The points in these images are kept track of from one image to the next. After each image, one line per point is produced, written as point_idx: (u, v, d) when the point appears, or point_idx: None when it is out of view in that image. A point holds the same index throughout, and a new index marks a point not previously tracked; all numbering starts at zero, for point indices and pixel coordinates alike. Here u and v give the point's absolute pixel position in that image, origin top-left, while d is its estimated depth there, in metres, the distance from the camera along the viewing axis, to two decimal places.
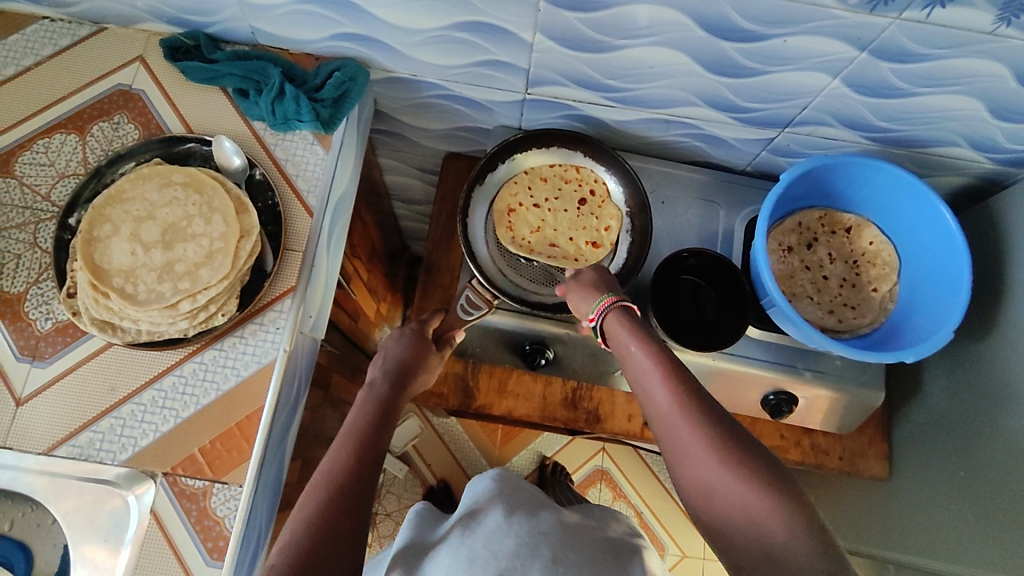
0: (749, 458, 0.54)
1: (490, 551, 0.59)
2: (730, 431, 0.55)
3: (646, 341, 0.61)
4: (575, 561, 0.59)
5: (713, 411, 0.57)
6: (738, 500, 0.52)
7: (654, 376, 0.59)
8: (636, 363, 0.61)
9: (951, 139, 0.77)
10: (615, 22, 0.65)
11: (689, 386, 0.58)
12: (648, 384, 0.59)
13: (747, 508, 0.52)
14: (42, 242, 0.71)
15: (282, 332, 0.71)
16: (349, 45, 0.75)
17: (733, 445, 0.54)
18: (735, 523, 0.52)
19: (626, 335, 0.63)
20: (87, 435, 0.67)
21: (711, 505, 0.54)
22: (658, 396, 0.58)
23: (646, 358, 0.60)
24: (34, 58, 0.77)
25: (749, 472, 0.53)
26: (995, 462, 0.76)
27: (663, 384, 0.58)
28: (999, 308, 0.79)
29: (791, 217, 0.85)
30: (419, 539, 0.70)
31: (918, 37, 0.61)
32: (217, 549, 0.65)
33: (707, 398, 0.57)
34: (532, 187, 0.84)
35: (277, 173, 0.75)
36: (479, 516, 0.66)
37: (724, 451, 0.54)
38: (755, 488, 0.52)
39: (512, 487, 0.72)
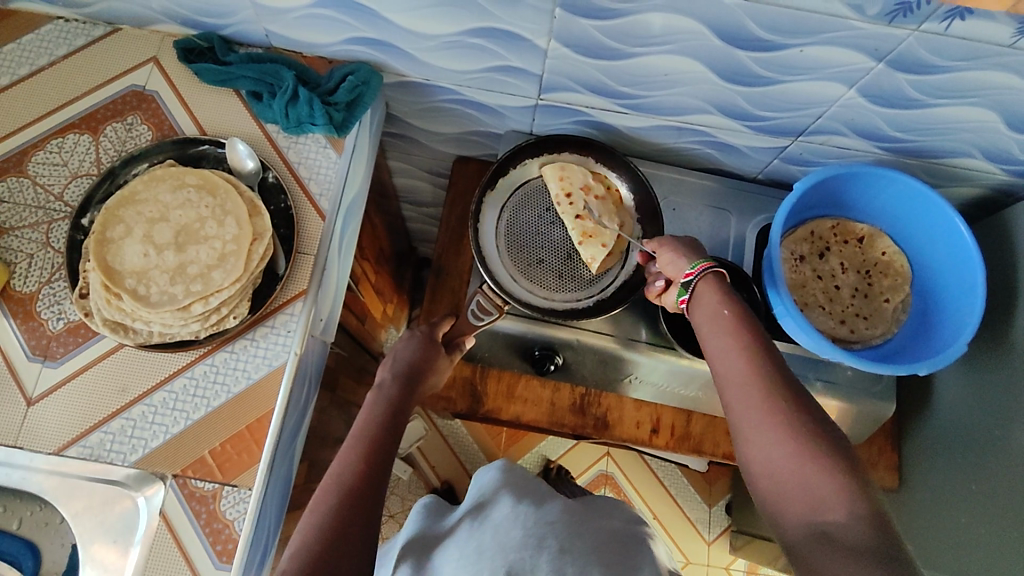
0: (819, 436, 0.52)
1: (498, 543, 0.59)
2: (804, 407, 0.54)
3: (728, 308, 0.60)
4: (582, 550, 0.59)
5: (789, 386, 0.55)
6: (800, 475, 0.51)
7: (731, 344, 0.58)
8: (714, 329, 0.60)
9: (965, 150, 0.76)
10: (631, 30, 0.65)
11: (767, 358, 0.56)
12: (727, 350, 0.58)
13: (809, 484, 0.50)
14: (55, 242, 0.72)
15: (293, 335, 0.70)
16: (362, 48, 0.75)
17: (809, 424, 0.52)
18: (793, 497, 0.51)
19: (707, 300, 0.61)
20: (98, 435, 0.67)
21: (771, 476, 0.53)
22: (732, 363, 0.57)
23: (725, 325, 0.59)
24: (48, 58, 0.77)
25: (816, 450, 0.51)
26: (1007, 474, 0.76)
27: (739, 353, 0.57)
28: (1012, 320, 0.78)
29: (803, 225, 0.84)
30: (426, 529, 0.70)
31: (936, 49, 0.61)
32: (226, 552, 0.65)
33: (786, 372, 0.56)
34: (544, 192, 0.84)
35: (289, 176, 0.75)
36: (487, 509, 0.66)
37: (798, 428, 0.52)
38: (821, 464, 0.50)
39: (519, 478, 0.72)
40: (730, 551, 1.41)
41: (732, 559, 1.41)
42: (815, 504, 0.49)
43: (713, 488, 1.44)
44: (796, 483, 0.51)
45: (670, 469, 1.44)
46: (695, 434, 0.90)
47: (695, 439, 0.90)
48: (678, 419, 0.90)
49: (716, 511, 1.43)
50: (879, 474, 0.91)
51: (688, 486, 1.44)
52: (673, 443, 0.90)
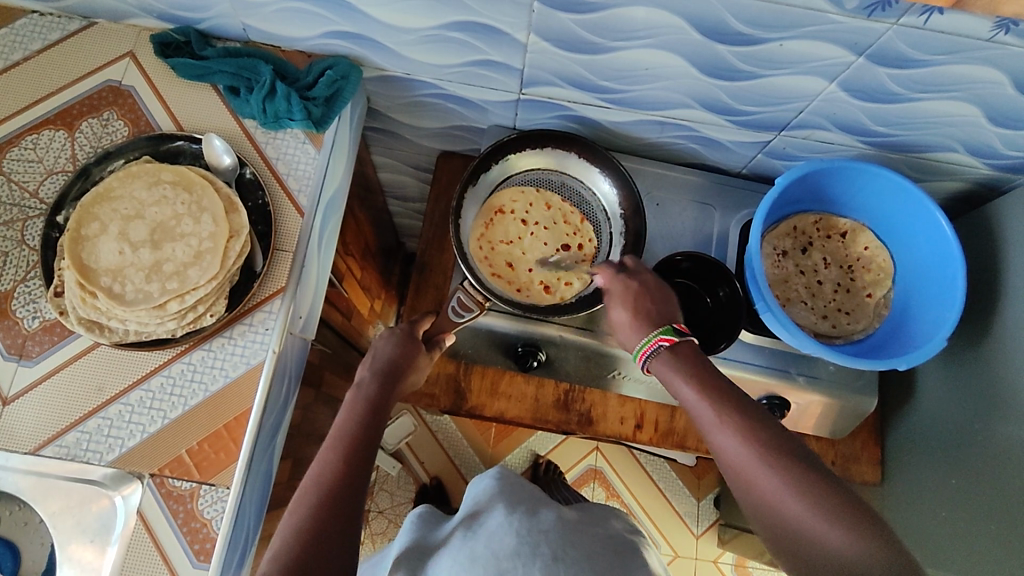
0: (813, 481, 0.55)
1: (491, 551, 0.59)
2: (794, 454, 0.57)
3: (696, 378, 0.63)
4: (574, 558, 0.59)
5: (775, 439, 0.58)
6: (817, 531, 0.52)
7: (707, 412, 0.61)
8: (687, 401, 0.63)
9: (948, 144, 0.76)
10: (610, 24, 0.64)
11: (746, 419, 0.59)
12: (710, 425, 0.61)
13: (809, 527, 0.53)
14: (30, 239, 0.71)
15: (271, 333, 0.70)
16: (341, 42, 0.74)
17: (806, 475, 0.55)
18: (799, 542, 0.54)
19: (672, 374, 0.64)
20: (74, 435, 0.66)
21: (778, 528, 0.55)
22: (714, 429, 0.60)
23: (695, 393, 0.62)
24: (22, 53, 0.76)
25: (812, 494, 0.54)
26: (986, 469, 0.76)
27: (718, 418, 0.60)
28: (993, 316, 0.78)
29: (786, 220, 0.84)
30: (422, 538, 0.69)
31: (916, 43, 0.61)
32: (204, 551, 0.65)
33: (774, 431, 0.58)
34: (533, 205, 0.85)
35: (268, 172, 0.75)
36: (481, 516, 0.66)
37: (798, 484, 0.54)
38: (817, 510, 0.53)
39: (513, 485, 0.72)
40: (718, 544, 1.41)
41: (720, 552, 1.41)
42: (821, 545, 0.52)
43: (701, 481, 1.45)
44: (805, 534, 0.53)
45: (659, 463, 1.45)
46: (679, 429, 0.90)
47: (679, 434, 0.90)
48: (662, 414, 0.90)
49: (705, 504, 1.44)
50: (863, 468, 0.92)
51: (676, 479, 1.44)
52: (657, 439, 0.90)
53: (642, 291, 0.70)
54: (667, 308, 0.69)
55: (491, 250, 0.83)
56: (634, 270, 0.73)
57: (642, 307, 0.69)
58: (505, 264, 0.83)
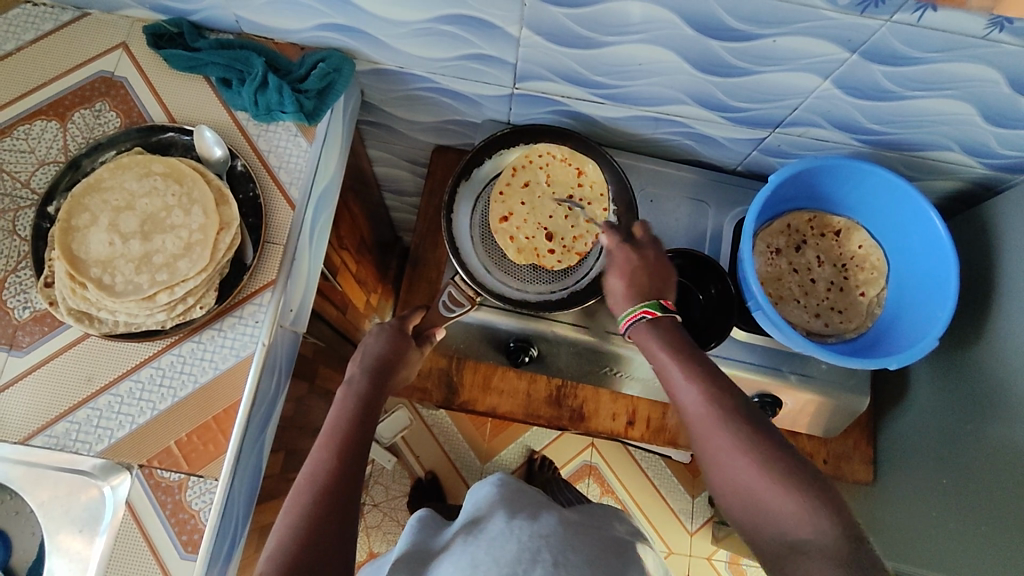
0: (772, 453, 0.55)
1: (493, 558, 0.58)
2: (757, 426, 0.57)
3: (671, 346, 0.63)
4: (575, 564, 0.59)
5: (740, 411, 0.58)
6: (772, 500, 0.53)
7: (679, 380, 0.61)
8: (660, 368, 0.63)
9: (943, 143, 0.76)
10: (603, 18, 0.64)
11: (713, 387, 0.59)
12: (679, 388, 0.61)
13: (765, 496, 0.53)
14: (21, 229, 0.71)
15: (261, 325, 0.70)
16: (333, 35, 0.74)
17: (765, 444, 0.55)
18: (754, 509, 0.54)
19: (649, 341, 0.64)
20: (63, 425, 0.66)
21: (736, 497, 0.56)
22: (685, 398, 0.60)
23: (668, 361, 0.62)
24: (15, 43, 0.75)
25: (771, 466, 0.54)
26: (979, 471, 0.76)
27: (689, 388, 0.60)
28: (987, 316, 0.78)
29: (780, 218, 0.84)
30: (422, 544, 0.69)
31: (910, 40, 0.60)
32: (192, 542, 0.65)
33: (738, 400, 0.59)
34: (589, 188, 0.82)
35: (260, 165, 0.75)
36: (481, 523, 0.65)
37: (757, 453, 0.55)
38: (774, 478, 0.53)
39: (515, 492, 0.72)
40: (712, 541, 1.41)
41: (714, 550, 1.42)
42: (776, 517, 0.52)
43: (696, 479, 1.45)
44: (760, 503, 0.54)
45: (653, 460, 1.45)
46: (671, 426, 0.90)
47: (671, 431, 0.90)
48: (654, 411, 0.90)
49: (699, 501, 1.44)
50: (855, 467, 0.92)
51: (671, 476, 1.44)
52: (649, 436, 0.90)
53: (640, 262, 0.69)
54: (659, 280, 0.68)
55: (522, 169, 0.82)
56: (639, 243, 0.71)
57: (634, 279, 0.68)
58: (519, 182, 0.82)
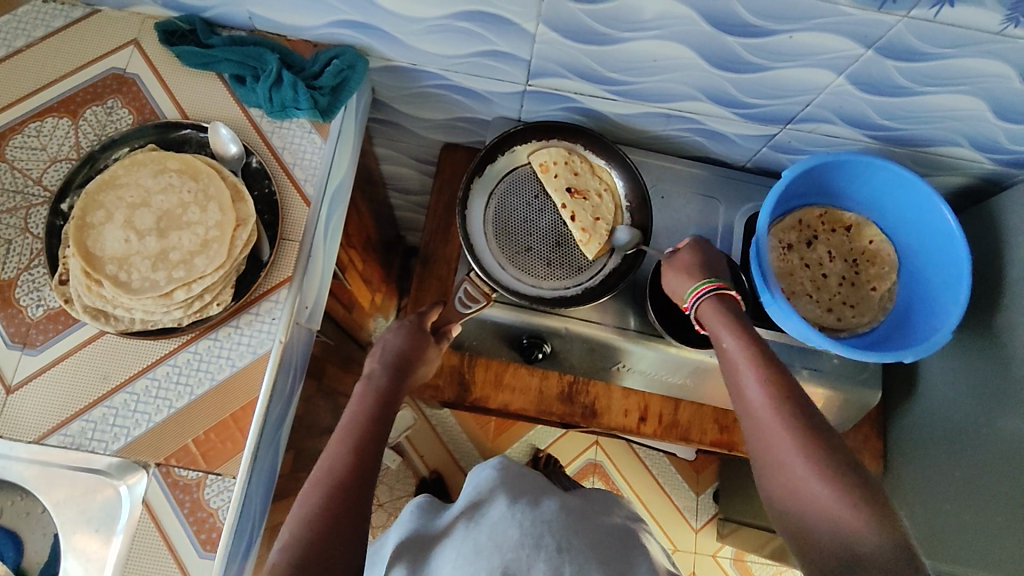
0: (835, 458, 0.54)
1: (495, 543, 0.59)
2: (822, 431, 0.56)
3: (742, 332, 0.62)
4: (579, 548, 0.59)
5: (808, 413, 0.57)
6: (833, 511, 0.53)
7: (747, 370, 0.60)
8: (728, 356, 0.61)
9: (952, 139, 0.77)
10: (620, 15, 0.64)
11: (784, 383, 0.58)
12: (742, 377, 0.60)
13: (828, 507, 0.53)
14: (34, 227, 0.70)
15: (278, 322, 0.70)
16: (348, 32, 0.74)
17: (833, 453, 0.55)
18: (808, 513, 0.54)
19: (721, 325, 0.63)
20: (78, 424, 0.66)
21: (791, 500, 0.55)
22: (750, 390, 0.59)
23: (739, 350, 0.61)
24: (25, 39, 0.75)
25: (838, 476, 0.54)
26: (990, 458, 0.77)
27: (755, 379, 0.59)
28: (996, 310, 0.79)
29: (792, 213, 0.84)
30: (422, 527, 0.69)
31: (924, 36, 0.61)
32: (210, 541, 0.65)
33: (806, 402, 0.58)
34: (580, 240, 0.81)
35: (274, 161, 0.75)
36: (482, 506, 0.66)
37: (825, 461, 0.54)
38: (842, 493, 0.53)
39: (516, 476, 0.71)
40: (717, 538, 1.42)
41: (719, 546, 1.42)
42: (837, 527, 0.53)
43: (700, 476, 1.45)
44: (822, 514, 0.53)
45: (657, 458, 1.45)
46: (682, 422, 0.90)
47: (683, 427, 0.90)
48: (665, 407, 0.90)
49: (703, 499, 1.44)
50: (865, 461, 0.92)
51: (676, 474, 1.45)
52: (661, 432, 0.90)
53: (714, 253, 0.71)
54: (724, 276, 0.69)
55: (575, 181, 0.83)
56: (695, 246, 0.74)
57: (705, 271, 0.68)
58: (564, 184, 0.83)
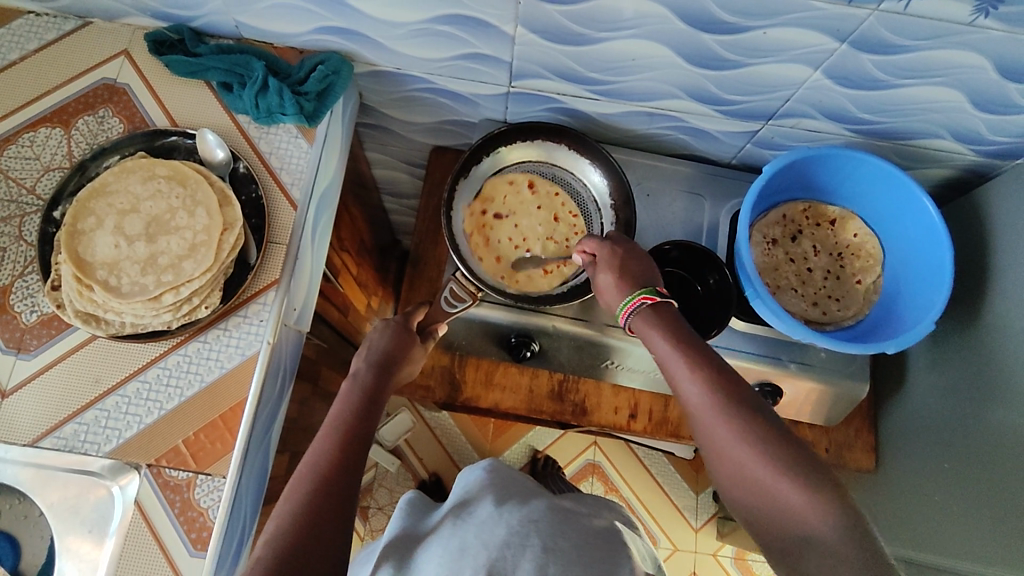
0: (775, 443, 0.55)
1: (481, 541, 0.58)
2: (755, 409, 0.57)
3: (669, 333, 0.63)
4: (565, 549, 0.58)
5: (744, 400, 0.58)
6: (783, 497, 0.53)
7: (680, 368, 0.61)
8: (662, 358, 0.63)
9: (934, 131, 0.77)
10: (597, 15, 0.65)
11: (715, 377, 0.59)
12: (677, 377, 0.61)
13: (777, 494, 0.54)
14: (27, 235, 0.72)
15: (265, 324, 0.71)
16: (332, 38, 0.75)
17: (773, 439, 0.55)
18: (761, 502, 0.55)
19: (652, 331, 0.64)
20: (72, 426, 0.67)
21: (744, 490, 0.56)
22: (687, 388, 0.60)
23: (670, 351, 0.62)
24: (19, 52, 0.77)
25: (781, 461, 0.54)
26: (980, 452, 0.76)
27: (692, 377, 0.60)
28: (983, 301, 0.79)
29: (776, 209, 0.85)
30: (411, 527, 0.70)
31: (897, 29, 0.61)
32: (201, 540, 0.66)
33: (738, 389, 0.59)
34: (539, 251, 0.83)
35: (261, 166, 0.76)
36: (470, 506, 0.66)
37: (765, 448, 0.55)
38: (788, 477, 0.53)
39: (505, 478, 0.72)
40: (717, 537, 1.41)
41: (719, 545, 1.42)
42: (788, 512, 0.53)
43: (699, 475, 1.45)
44: (774, 501, 0.54)
45: (656, 457, 1.45)
46: (673, 418, 0.90)
47: (673, 423, 0.90)
48: (656, 404, 0.91)
49: (703, 498, 1.44)
50: (857, 455, 0.92)
51: (675, 473, 1.45)
52: (651, 428, 0.90)
53: (624, 255, 0.70)
54: (647, 271, 0.69)
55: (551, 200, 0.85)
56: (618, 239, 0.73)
57: (623, 270, 0.69)
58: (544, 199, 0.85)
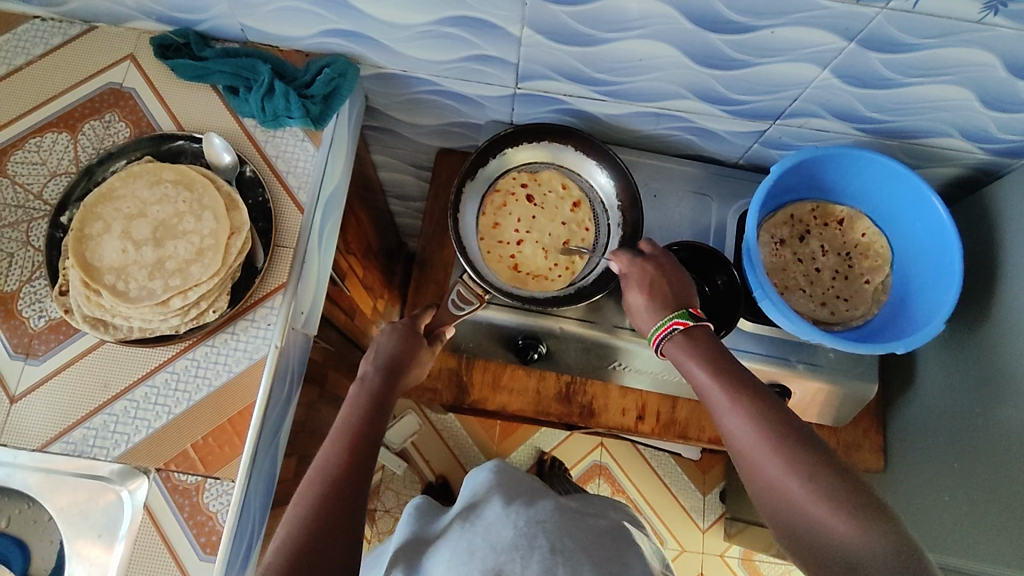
0: (816, 466, 0.55)
1: (489, 543, 0.58)
2: (795, 433, 0.58)
3: (705, 358, 0.64)
4: (574, 551, 0.58)
5: (784, 424, 0.58)
6: (827, 520, 0.53)
7: (718, 393, 0.62)
8: (700, 385, 0.64)
9: (943, 130, 0.77)
10: (603, 15, 0.65)
11: (753, 401, 0.60)
12: (715, 402, 0.62)
13: (821, 518, 0.53)
14: (35, 240, 0.72)
15: (273, 328, 0.71)
16: (338, 41, 0.75)
17: (814, 462, 0.55)
18: (804, 527, 0.54)
19: (687, 356, 0.65)
20: (81, 431, 0.67)
21: (786, 515, 0.55)
22: (725, 414, 0.61)
23: (706, 375, 0.63)
24: (25, 57, 0.77)
25: (823, 484, 0.54)
26: (990, 451, 0.76)
27: (730, 401, 0.61)
28: (992, 300, 0.78)
29: (783, 209, 0.84)
30: (420, 531, 0.69)
31: (906, 27, 0.61)
32: (210, 544, 0.66)
33: (776, 414, 0.59)
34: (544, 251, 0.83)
35: (267, 169, 0.76)
36: (478, 509, 0.66)
37: (806, 471, 0.55)
38: (831, 499, 0.53)
39: (512, 480, 0.71)
40: (725, 538, 1.41)
41: (727, 546, 1.41)
42: (832, 536, 0.52)
43: (706, 476, 1.45)
44: (817, 525, 0.53)
45: (663, 458, 1.45)
46: (681, 419, 0.90)
47: (681, 425, 0.90)
48: (664, 405, 0.90)
49: (710, 498, 1.44)
50: (866, 456, 0.91)
51: (682, 474, 1.45)
52: (659, 430, 0.90)
53: (657, 274, 0.70)
54: (680, 289, 0.70)
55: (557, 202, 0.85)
56: (653, 253, 0.73)
57: (657, 290, 0.70)
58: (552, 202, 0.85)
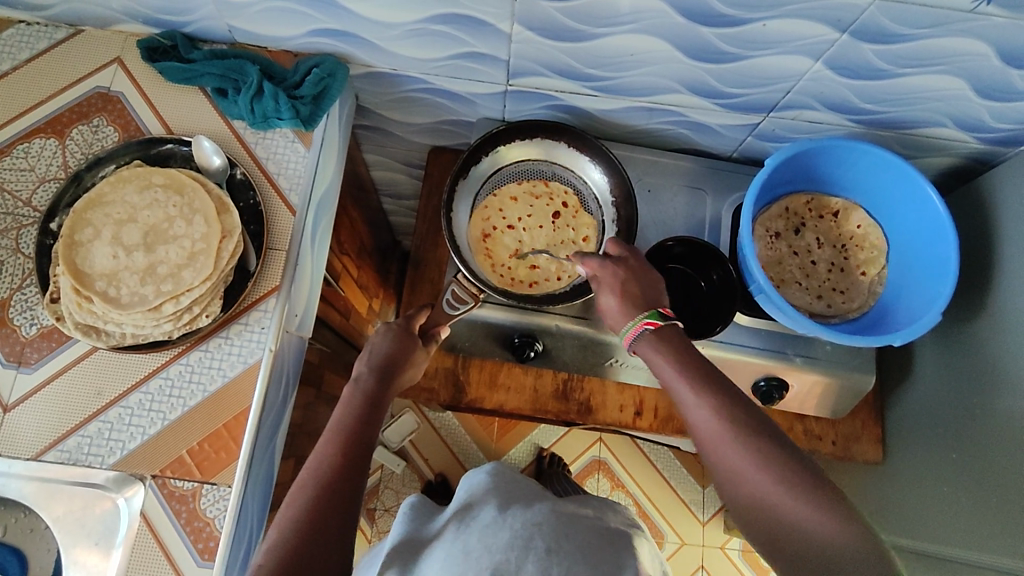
0: (786, 464, 0.56)
1: (485, 544, 0.58)
2: (765, 431, 0.58)
3: (674, 356, 0.62)
4: (569, 551, 0.58)
5: (755, 423, 0.58)
6: (799, 517, 0.53)
7: (687, 391, 0.60)
8: (668, 383, 0.62)
9: (937, 119, 0.76)
10: (594, 10, 0.64)
11: (722, 399, 0.59)
12: (684, 401, 0.61)
13: (793, 515, 0.54)
14: (25, 247, 0.71)
15: (267, 331, 0.70)
16: (327, 40, 0.75)
17: (783, 459, 0.56)
18: (775, 524, 0.55)
19: (655, 355, 0.64)
20: (75, 439, 0.67)
21: (756, 513, 0.56)
22: (695, 414, 0.60)
23: (675, 374, 0.61)
24: (11, 62, 0.76)
25: (792, 481, 0.55)
26: (987, 442, 0.76)
27: (699, 400, 0.60)
28: (988, 289, 0.78)
29: (778, 202, 0.84)
30: (413, 533, 0.69)
31: (898, 17, 0.61)
32: (208, 550, 0.65)
33: (745, 412, 0.59)
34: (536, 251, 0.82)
35: (258, 172, 0.75)
36: (473, 511, 0.65)
37: (777, 469, 0.55)
38: (803, 497, 0.54)
39: (508, 481, 0.71)
40: (725, 530, 1.41)
41: (727, 538, 1.42)
42: (806, 533, 0.53)
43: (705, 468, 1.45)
44: (789, 522, 0.54)
45: (662, 452, 1.45)
46: (678, 415, 0.90)
47: (679, 420, 0.90)
48: (661, 401, 0.90)
49: (710, 491, 1.44)
50: (864, 447, 0.91)
51: (681, 468, 1.45)
52: (657, 425, 0.90)
53: (628, 274, 0.68)
54: (651, 288, 0.68)
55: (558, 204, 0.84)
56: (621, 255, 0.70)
57: (627, 291, 0.67)
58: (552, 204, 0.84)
